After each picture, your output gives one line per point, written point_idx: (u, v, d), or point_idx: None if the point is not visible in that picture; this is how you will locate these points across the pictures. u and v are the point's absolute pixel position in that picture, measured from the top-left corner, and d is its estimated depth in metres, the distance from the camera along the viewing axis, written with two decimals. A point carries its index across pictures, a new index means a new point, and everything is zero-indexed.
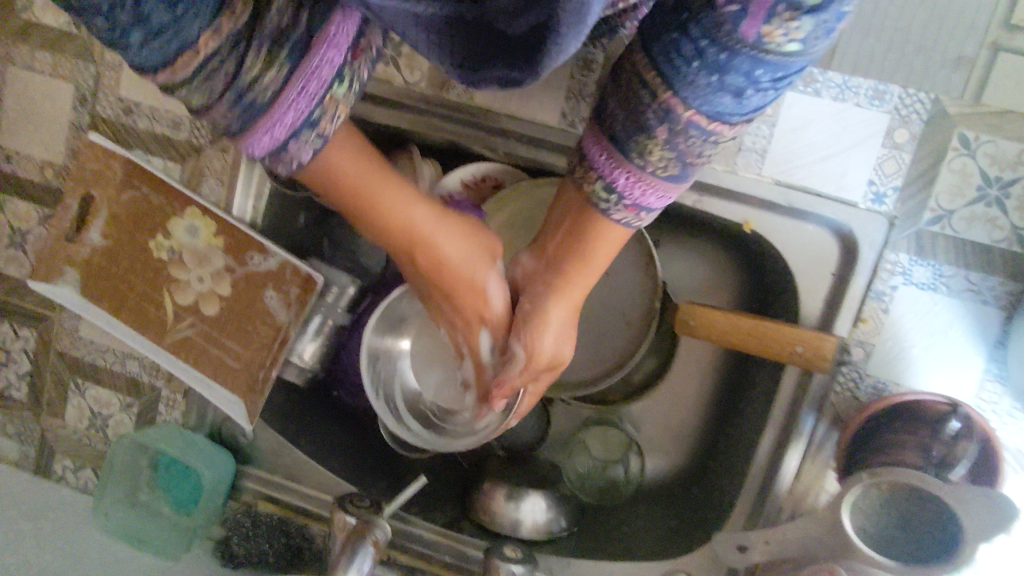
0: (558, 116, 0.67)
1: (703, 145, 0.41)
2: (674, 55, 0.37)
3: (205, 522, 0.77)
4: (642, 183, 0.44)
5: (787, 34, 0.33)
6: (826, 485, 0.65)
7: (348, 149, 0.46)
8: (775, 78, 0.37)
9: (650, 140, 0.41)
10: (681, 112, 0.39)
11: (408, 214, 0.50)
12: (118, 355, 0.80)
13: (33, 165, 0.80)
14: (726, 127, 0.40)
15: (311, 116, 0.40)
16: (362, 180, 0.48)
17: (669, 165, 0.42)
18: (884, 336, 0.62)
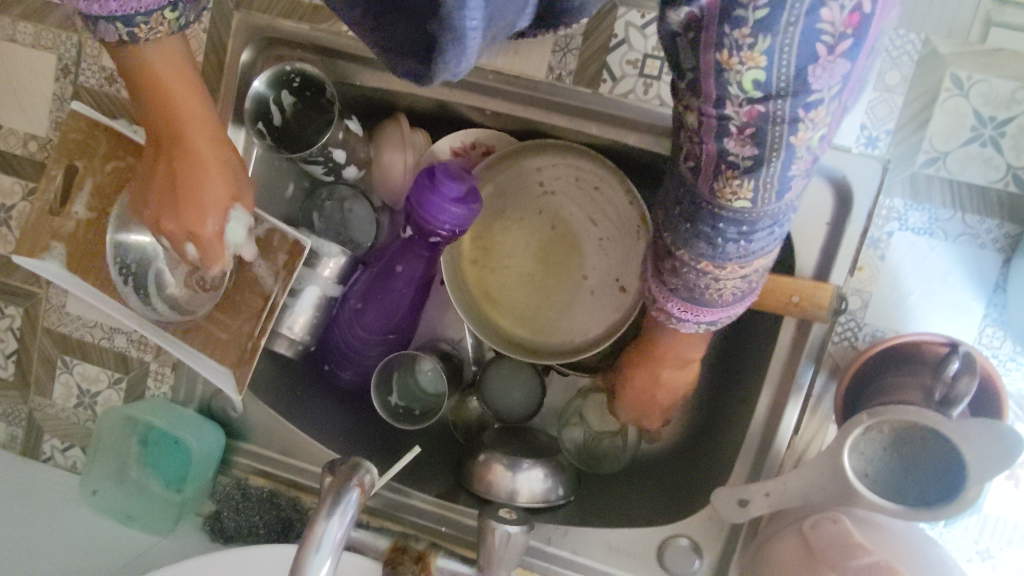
0: (545, 69, 0.66)
1: (705, 281, 0.45)
2: (671, 206, 0.42)
3: (195, 497, 0.76)
4: (663, 300, 0.51)
5: (735, 193, 0.36)
6: (825, 437, 0.64)
7: (164, 60, 0.52)
8: (742, 232, 0.39)
9: (665, 266, 0.47)
10: (678, 253, 0.44)
11: (189, 129, 0.56)
12: (105, 330, 0.79)
13: (16, 138, 0.79)
14: (718, 270, 0.43)
15: (142, 11, 0.43)
16: (165, 80, 0.53)
17: (679, 288, 0.47)
18: (881, 283, 0.61)
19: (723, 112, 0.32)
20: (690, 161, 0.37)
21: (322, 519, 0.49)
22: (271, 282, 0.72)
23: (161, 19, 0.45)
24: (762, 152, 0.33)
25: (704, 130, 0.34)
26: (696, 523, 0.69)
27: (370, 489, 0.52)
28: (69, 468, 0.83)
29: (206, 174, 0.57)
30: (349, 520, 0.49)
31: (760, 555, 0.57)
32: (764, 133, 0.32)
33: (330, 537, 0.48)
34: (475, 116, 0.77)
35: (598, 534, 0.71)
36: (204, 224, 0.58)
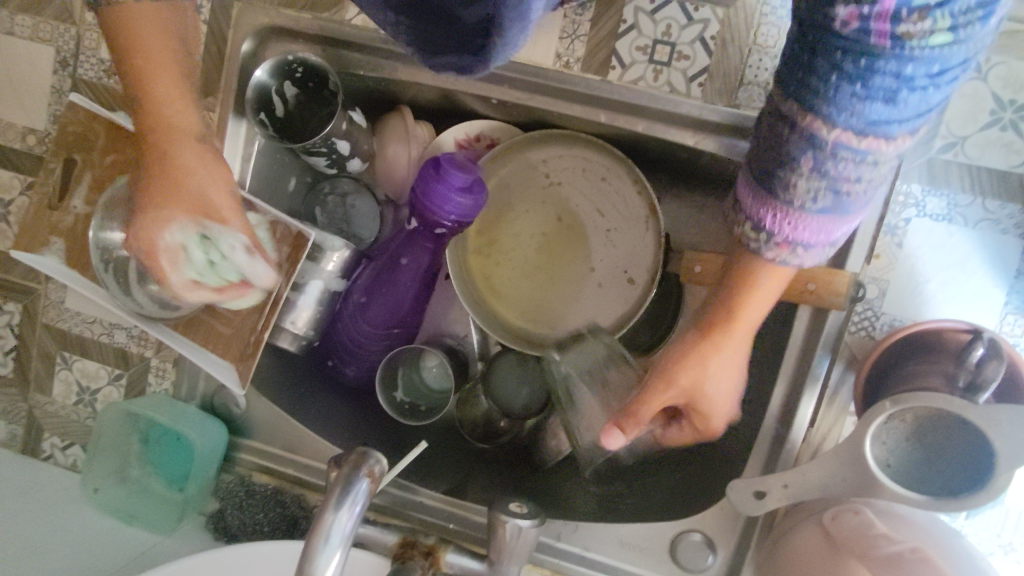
0: (553, 58, 0.64)
1: (859, 168, 0.35)
2: (809, 78, 0.34)
3: (197, 494, 0.75)
4: (792, 219, 0.39)
5: (927, 32, 0.29)
6: (843, 430, 0.63)
7: (153, 15, 0.47)
8: (934, 75, 0.31)
9: (798, 176, 0.37)
10: (825, 132, 0.34)
11: (154, 90, 0.49)
12: (105, 326, 0.77)
13: (14, 132, 0.78)
14: (885, 145, 0.34)
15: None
16: (144, 38, 0.48)
17: (822, 197, 0.37)
18: (898, 272, 0.60)
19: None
20: (847, 20, 0.30)
21: (330, 509, 0.48)
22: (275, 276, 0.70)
23: None
24: None
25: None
26: (710, 518, 0.67)
27: (380, 480, 0.51)
28: (69, 467, 0.81)
29: (185, 177, 0.52)
30: (357, 512, 0.48)
31: (777, 547, 0.56)
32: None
33: (339, 529, 0.47)
34: (483, 107, 0.76)
35: (608, 530, 0.70)
36: (159, 238, 0.54)
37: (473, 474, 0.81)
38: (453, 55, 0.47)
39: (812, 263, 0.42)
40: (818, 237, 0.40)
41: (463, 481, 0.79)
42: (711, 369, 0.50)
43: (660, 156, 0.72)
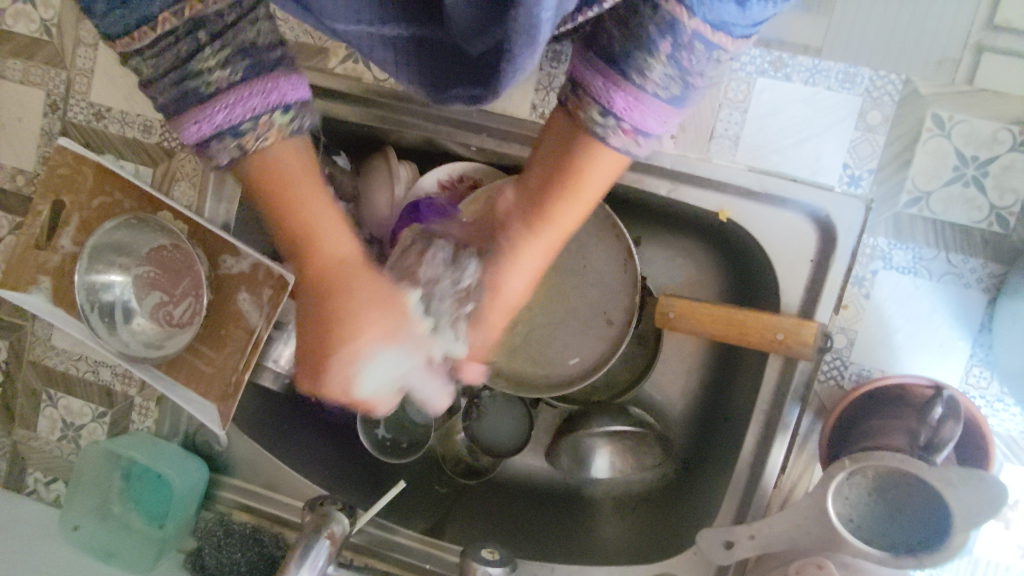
0: (529, 108, 0.67)
1: (706, 63, 0.39)
2: None
3: (177, 532, 0.75)
4: (640, 106, 0.41)
5: None
6: (812, 479, 0.64)
7: (293, 152, 0.44)
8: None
9: (655, 61, 0.39)
10: (685, 22, 0.37)
11: (322, 236, 0.47)
12: (90, 363, 0.78)
13: (5, 172, 0.79)
14: (729, 46, 0.39)
15: (247, 120, 0.40)
16: (291, 178, 0.45)
17: (671, 86, 0.40)
18: (866, 322, 0.61)
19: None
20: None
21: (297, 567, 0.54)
22: (255, 317, 0.72)
23: (272, 124, 0.41)
24: None
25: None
26: (682, 562, 0.68)
27: (340, 537, 0.59)
28: (51, 502, 0.82)
29: (358, 319, 0.45)
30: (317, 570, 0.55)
31: None
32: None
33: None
34: (464, 150, 0.78)
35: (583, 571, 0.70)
36: (348, 375, 0.46)
37: (458, 511, 0.81)
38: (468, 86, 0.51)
39: (645, 154, 0.45)
40: (657, 132, 0.43)
41: (444, 518, 0.80)
42: (518, 258, 0.49)
43: (636, 202, 0.74)
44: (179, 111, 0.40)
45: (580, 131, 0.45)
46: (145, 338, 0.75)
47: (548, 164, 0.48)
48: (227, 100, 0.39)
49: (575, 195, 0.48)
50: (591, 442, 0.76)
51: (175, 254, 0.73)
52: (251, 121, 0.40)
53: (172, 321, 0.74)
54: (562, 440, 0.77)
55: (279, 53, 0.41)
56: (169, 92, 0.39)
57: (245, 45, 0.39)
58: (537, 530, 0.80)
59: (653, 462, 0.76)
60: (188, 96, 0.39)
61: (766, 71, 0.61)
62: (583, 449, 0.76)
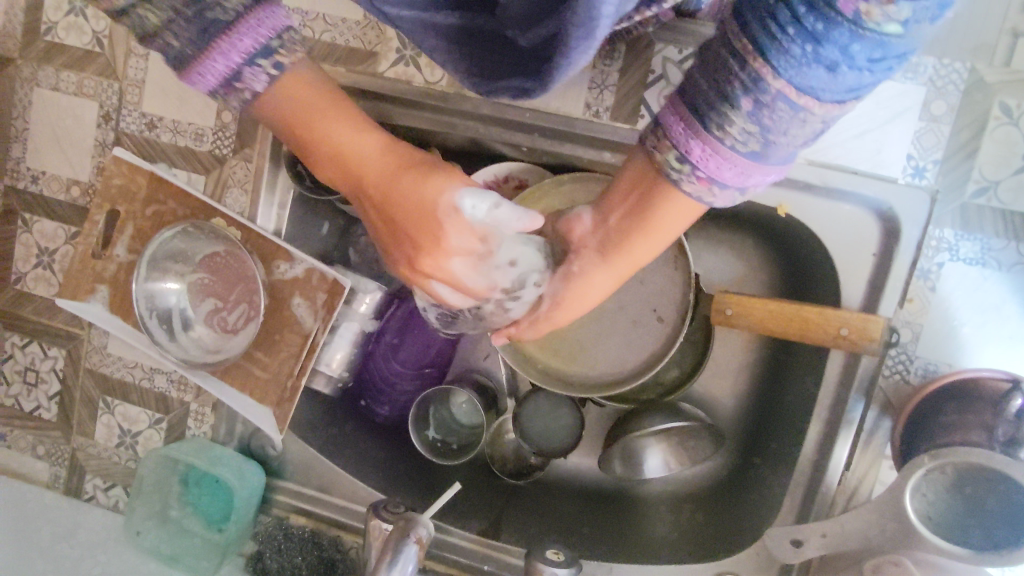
0: (583, 107, 0.66)
1: (791, 123, 0.35)
2: (767, 23, 0.32)
3: (238, 536, 0.76)
4: (717, 156, 0.38)
5: (887, 16, 0.30)
6: (880, 474, 0.63)
7: (302, 86, 0.47)
8: (874, 60, 0.32)
9: (731, 116, 0.36)
10: (771, 82, 0.33)
11: (337, 134, 0.49)
12: (146, 371, 0.79)
13: (59, 184, 0.80)
14: (817, 108, 0.34)
15: (255, 52, 0.42)
16: (312, 108, 0.48)
17: (750, 142, 0.36)
18: (932, 315, 0.60)
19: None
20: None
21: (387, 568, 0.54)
22: (311, 322, 0.72)
23: (294, 38, 0.44)
24: None
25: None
26: (745, 562, 0.67)
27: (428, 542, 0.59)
28: (111, 508, 0.83)
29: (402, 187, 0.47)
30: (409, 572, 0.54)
31: None
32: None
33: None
34: (512, 151, 0.78)
35: (642, 571, 0.70)
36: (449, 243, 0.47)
37: (510, 510, 0.82)
38: (507, 77, 0.51)
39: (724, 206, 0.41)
40: (739, 188, 0.39)
41: (501, 518, 0.80)
42: (594, 285, 0.52)
43: None
44: (201, 54, 0.42)
45: (656, 176, 0.42)
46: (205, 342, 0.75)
47: (618, 194, 0.47)
48: (252, 21, 0.41)
49: (656, 235, 0.47)
50: (639, 442, 0.74)
51: (230, 259, 0.74)
52: (260, 53, 0.43)
53: (229, 327, 0.75)
54: (609, 449, 0.75)
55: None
56: (190, 35, 0.41)
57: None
58: (592, 528, 0.79)
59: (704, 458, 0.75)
60: (210, 28, 0.41)
61: None
62: (630, 450, 0.75)
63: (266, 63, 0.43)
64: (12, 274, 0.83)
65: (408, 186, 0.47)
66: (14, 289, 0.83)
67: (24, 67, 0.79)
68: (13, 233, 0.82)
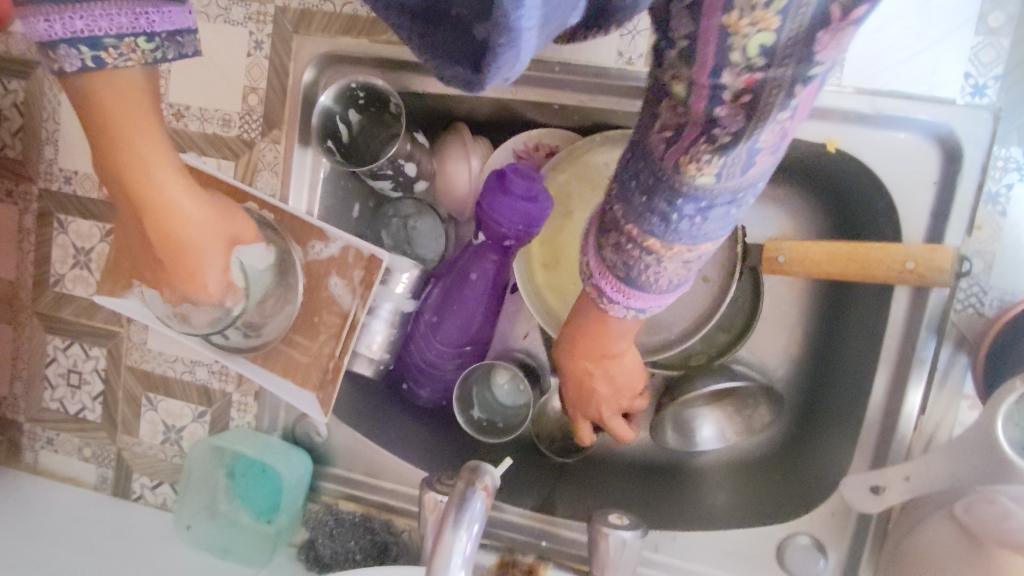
0: (615, 55, 0.64)
1: (657, 257, 0.40)
2: (625, 186, 0.39)
3: (288, 526, 0.74)
4: (614, 283, 0.43)
5: (700, 168, 0.33)
6: (959, 416, 0.59)
7: (122, 88, 0.43)
8: (701, 209, 0.36)
9: (609, 253, 0.42)
10: (642, 228, 0.38)
11: (127, 150, 0.46)
12: (186, 364, 0.79)
13: (92, 182, 0.80)
14: (669, 249, 0.39)
15: (111, 33, 0.39)
16: (118, 112, 0.44)
17: (630, 274, 0.42)
18: (1004, 242, 0.57)
19: (720, 80, 0.30)
20: (666, 128, 0.34)
21: (454, 532, 0.45)
22: (349, 300, 0.71)
23: (131, 45, 0.41)
24: (751, 117, 0.31)
25: (694, 98, 0.32)
26: (818, 518, 0.64)
27: (494, 491, 0.48)
28: (160, 506, 0.82)
29: (195, 261, 0.54)
30: (478, 532, 0.45)
31: (905, 544, 0.53)
32: (726, 155, 0.33)
33: (460, 551, 0.44)
34: (539, 115, 0.75)
35: (706, 537, 0.67)
36: (202, 287, 0.56)
37: (560, 485, 0.77)
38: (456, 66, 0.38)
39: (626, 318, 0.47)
40: (626, 309, 0.45)
41: (551, 493, 0.76)
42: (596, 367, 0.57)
43: None
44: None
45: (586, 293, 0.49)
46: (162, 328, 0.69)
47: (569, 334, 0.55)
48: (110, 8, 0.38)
49: (611, 333, 0.52)
50: (692, 411, 0.72)
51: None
52: (88, 41, 0.39)
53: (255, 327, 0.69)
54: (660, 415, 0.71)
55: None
56: None
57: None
58: (647, 499, 0.74)
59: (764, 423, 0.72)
60: None
61: None
62: (684, 419, 0.72)
63: (87, 51, 0.39)
64: (51, 276, 0.83)
65: (196, 221, 0.53)
66: (53, 291, 0.83)
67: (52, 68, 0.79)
68: (50, 235, 0.82)
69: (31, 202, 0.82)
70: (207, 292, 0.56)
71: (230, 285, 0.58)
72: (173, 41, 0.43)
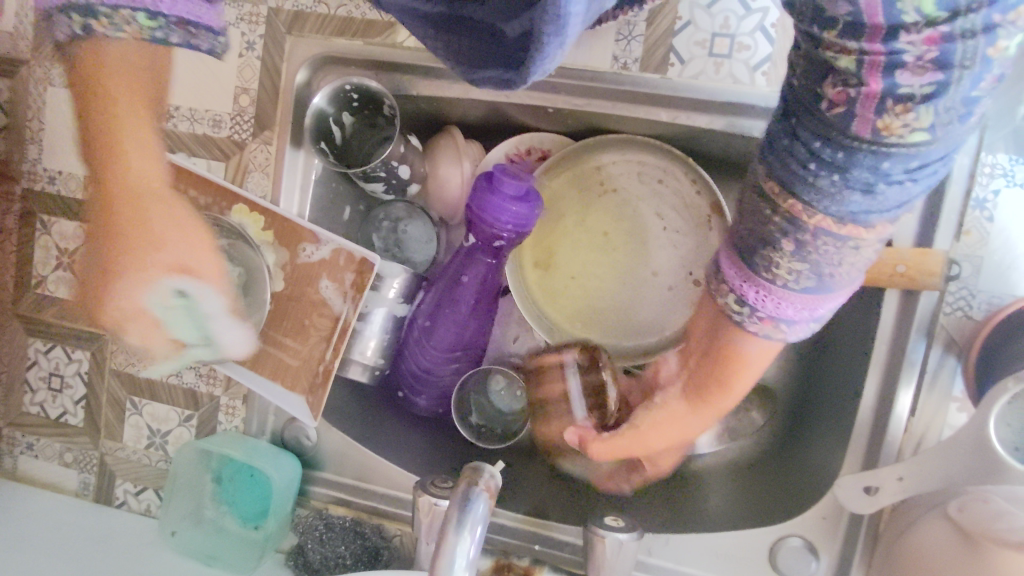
0: (610, 60, 0.64)
1: (842, 250, 0.41)
2: (794, 166, 0.39)
3: (276, 531, 0.73)
4: (772, 296, 0.45)
5: (907, 125, 0.33)
6: (948, 419, 0.60)
7: (118, 54, 0.57)
8: (911, 170, 0.36)
9: (784, 262, 0.43)
10: (806, 219, 0.40)
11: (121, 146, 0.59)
12: (173, 367, 0.77)
13: (78, 183, 0.79)
14: (865, 232, 0.40)
15: None
16: (113, 75, 0.58)
17: (804, 278, 0.43)
18: (992, 247, 0.58)
19: (896, 46, 0.30)
20: (834, 104, 0.35)
21: (457, 533, 0.44)
22: (340, 303, 0.71)
23: None
24: (948, 74, 0.31)
25: (869, 72, 0.32)
26: (808, 520, 0.65)
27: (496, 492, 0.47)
28: (144, 512, 0.81)
29: (126, 260, 0.59)
30: (481, 533, 0.44)
31: (898, 544, 0.54)
32: (929, 110, 0.32)
33: (464, 551, 0.44)
34: (534, 120, 0.75)
35: (700, 539, 0.67)
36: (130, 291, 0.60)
37: (554, 491, 0.76)
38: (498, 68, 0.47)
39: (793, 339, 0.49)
40: (807, 319, 0.46)
41: (542, 502, 0.75)
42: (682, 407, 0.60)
43: (724, 154, 0.71)
44: None
45: (724, 321, 0.51)
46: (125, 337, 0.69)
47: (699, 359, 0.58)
48: None
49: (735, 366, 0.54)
50: None
51: (231, 253, 0.71)
52: None
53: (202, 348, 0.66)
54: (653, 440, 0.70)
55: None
56: None
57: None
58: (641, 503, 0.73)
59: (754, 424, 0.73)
60: None
61: None
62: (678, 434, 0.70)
63: None
64: (33, 278, 0.81)
65: (161, 217, 0.60)
66: (35, 293, 0.81)
67: (37, 67, 0.78)
68: (32, 235, 0.81)
69: (12, 202, 0.81)
70: (129, 299, 0.59)
71: (146, 310, 0.60)
72: None
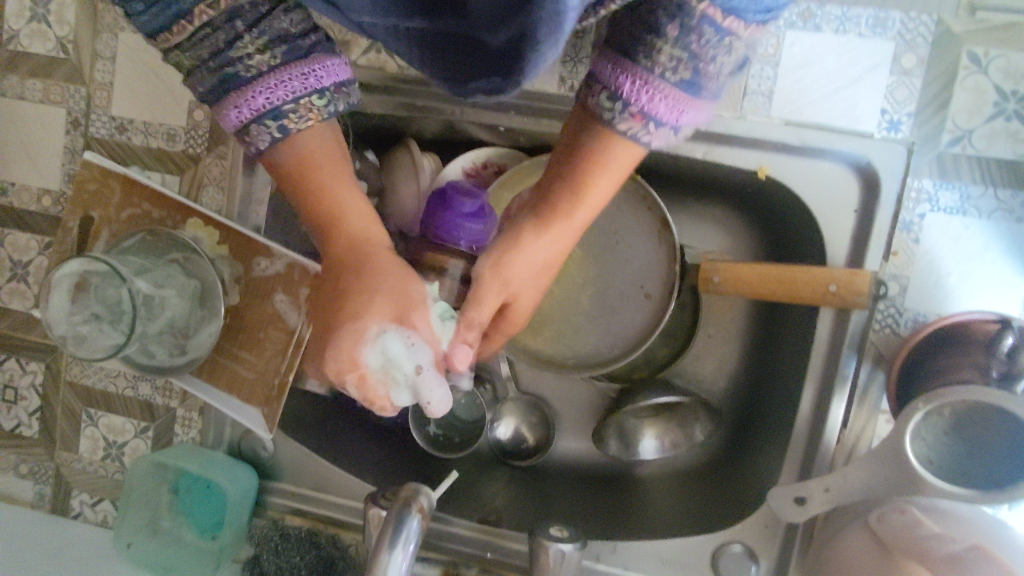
0: (557, 82, 0.68)
1: (716, 47, 0.39)
2: None
3: (232, 542, 0.74)
4: (648, 88, 0.42)
5: None
6: (877, 430, 0.63)
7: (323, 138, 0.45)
8: None
9: (662, 43, 0.40)
10: (694, 5, 0.38)
11: (344, 215, 0.47)
12: (128, 380, 0.78)
13: (30, 194, 0.79)
14: (742, 30, 0.39)
15: (287, 100, 0.42)
16: (321, 162, 0.46)
17: (681, 69, 0.41)
18: (918, 267, 0.61)
19: None
20: None
21: (389, 551, 0.52)
22: (295, 317, 0.72)
23: (308, 105, 0.43)
24: None
25: None
26: (751, 527, 0.67)
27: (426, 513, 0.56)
28: (100, 523, 0.81)
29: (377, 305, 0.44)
30: (411, 550, 0.52)
31: (825, 551, 0.57)
32: None
33: (396, 568, 0.52)
34: (488, 133, 0.76)
35: (646, 546, 0.69)
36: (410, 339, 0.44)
37: (517, 493, 0.79)
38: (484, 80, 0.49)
39: (654, 148, 0.45)
40: (670, 120, 0.43)
41: (503, 512, 0.77)
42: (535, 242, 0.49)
43: (673, 172, 0.72)
44: (227, 93, 0.42)
45: (589, 121, 0.46)
46: (77, 350, 0.66)
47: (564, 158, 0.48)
48: (278, 77, 0.42)
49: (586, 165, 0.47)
50: (635, 424, 0.75)
51: (187, 268, 0.71)
52: (273, 112, 0.42)
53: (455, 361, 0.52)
54: (603, 424, 0.74)
55: (315, 39, 0.43)
56: (210, 78, 0.42)
57: (241, 10, 0.40)
58: (591, 512, 0.76)
59: (703, 433, 0.74)
60: (238, 75, 0.42)
61: (795, 24, 0.60)
62: (629, 429, 0.75)
63: (275, 124, 0.43)
64: None
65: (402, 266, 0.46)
66: None
67: None
68: None
69: None
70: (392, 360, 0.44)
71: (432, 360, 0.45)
72: (322, 91, 0.43)
